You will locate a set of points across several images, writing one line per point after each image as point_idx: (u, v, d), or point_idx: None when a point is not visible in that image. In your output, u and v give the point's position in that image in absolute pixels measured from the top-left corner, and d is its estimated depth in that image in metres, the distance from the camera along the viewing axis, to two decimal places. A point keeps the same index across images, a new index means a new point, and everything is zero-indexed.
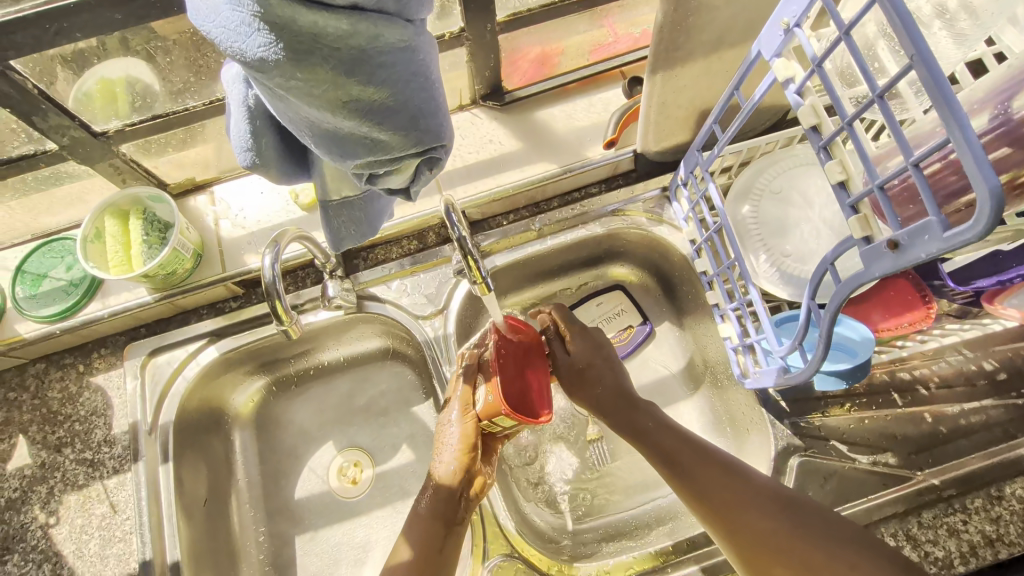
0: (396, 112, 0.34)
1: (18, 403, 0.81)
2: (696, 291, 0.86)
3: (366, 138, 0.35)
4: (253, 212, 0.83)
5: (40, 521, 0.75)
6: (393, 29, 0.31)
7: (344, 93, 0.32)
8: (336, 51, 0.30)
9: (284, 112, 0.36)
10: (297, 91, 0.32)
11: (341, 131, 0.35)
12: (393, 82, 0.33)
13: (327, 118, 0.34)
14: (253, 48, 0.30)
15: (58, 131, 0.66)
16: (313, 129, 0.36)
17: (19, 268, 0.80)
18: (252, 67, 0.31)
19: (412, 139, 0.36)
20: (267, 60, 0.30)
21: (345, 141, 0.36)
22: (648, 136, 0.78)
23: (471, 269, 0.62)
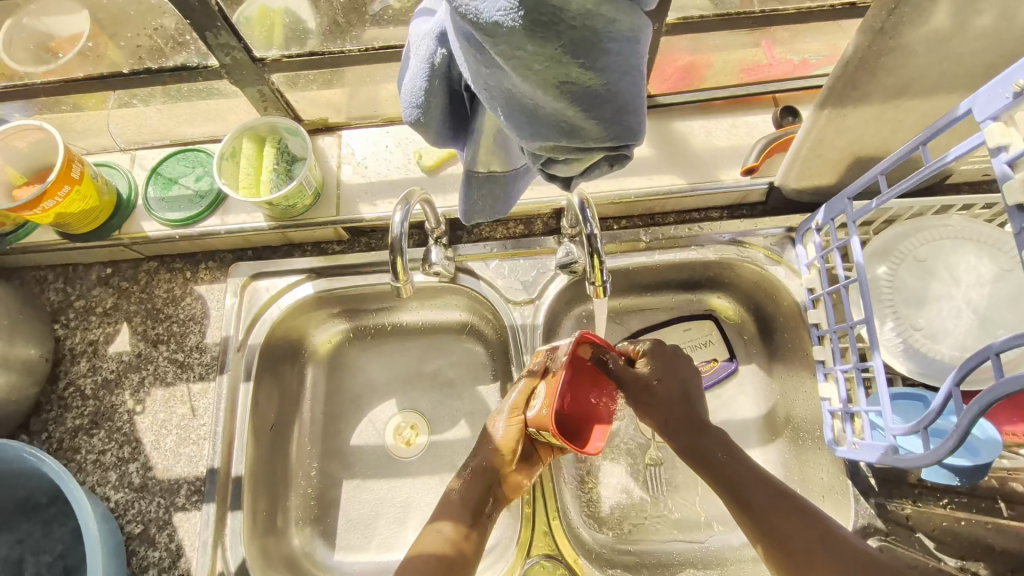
0: (606, 103, 0.32)
1: (128, 294, 0.87)
2: (799, 341, 0.81)
3: (564, 122, 0.34)
4: (375, 164, 0.84)
5: (127, 405, 0.80)
6: (629, 18, 0.30)
7: (564, 73, 0.31)
8: (573, 29, 0.29)
9: (483, 82, 0.35)
10: (516, 62, 0.31)
11: (541, 111, 0.34)
12: (612, 72, 0.31)
13: (534, 95, 0.33)
14: (492, 10, 0.29)
15: (223, 50, 0.69)
16: (509, 104, 0.35)
17: (155, 170, 0.85)
18: (481, 29, 0.30)
19: (611, 133, 0.34)
20: (502, 25, 0.29)
21: (540, 121, 0.35)
22: (793, 171, 0.74)
23: (593, 269, 0.59)
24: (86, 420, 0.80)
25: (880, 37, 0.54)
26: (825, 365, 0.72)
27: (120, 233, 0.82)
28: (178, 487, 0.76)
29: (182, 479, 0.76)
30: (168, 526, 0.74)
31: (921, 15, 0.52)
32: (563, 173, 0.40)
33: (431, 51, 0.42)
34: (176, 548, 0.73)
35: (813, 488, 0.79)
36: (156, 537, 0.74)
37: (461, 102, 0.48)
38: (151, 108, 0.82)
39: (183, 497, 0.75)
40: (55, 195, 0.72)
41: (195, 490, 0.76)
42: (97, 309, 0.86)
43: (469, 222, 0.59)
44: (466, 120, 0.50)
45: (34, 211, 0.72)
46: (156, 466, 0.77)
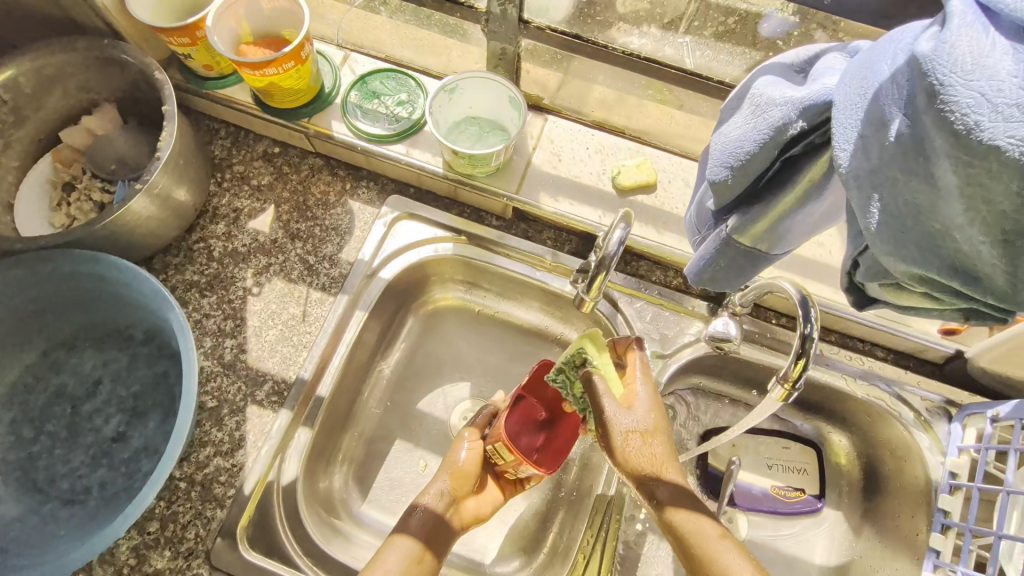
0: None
1: (286, 180, 0.87)
2: (908, 518, 0.76)
3: (960, 262, 0.35)
4: (570, 159, 0.82)
5: (246, 283, 0.80)
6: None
7: (1018, 220, 0.31)
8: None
9: (892, 181, 0.35)
10: (976, 189, 0.31)
11: (942, 239, 0.34)
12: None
13: (956, 224, 0.33)
14: (1001, 135, 0.29)
15: (500, 0, 0.67)
16: (907, 219, 0.35)
17: (362, 78, 0.85)
18: (967, 146, 0.30)
19: (1008, 292, 0.34)
20: (1002, 152, 0.29)
21: (931, 248, 0.35)
22: (994, 350, 0.69)
23: (791, 369, 0.55)
24: (202, 280, 0.80)
25: None
26: (938, 555, 0.68)
27: (308, 122, 0.82)
28: (263, 381, 0.74)
29: (269, 375, 0.75)
30: (239, 413, 0.73)
31: None
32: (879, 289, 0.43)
33: (787, 121, 0.41)
34: (238, 437, 0.72)
35: None
36: (225, 419, 0.73)
37: (764, 179, 0.47)
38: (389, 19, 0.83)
39: (262, 393, 0.74)
40: (279, 67, 0.73)
41: (276, 391, 0.74)
42: (252, 181, 0.86)
43: (692, 283, 0.61)
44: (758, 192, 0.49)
45: (254, 73, 0.73)
46: (251, 352, 0.76)
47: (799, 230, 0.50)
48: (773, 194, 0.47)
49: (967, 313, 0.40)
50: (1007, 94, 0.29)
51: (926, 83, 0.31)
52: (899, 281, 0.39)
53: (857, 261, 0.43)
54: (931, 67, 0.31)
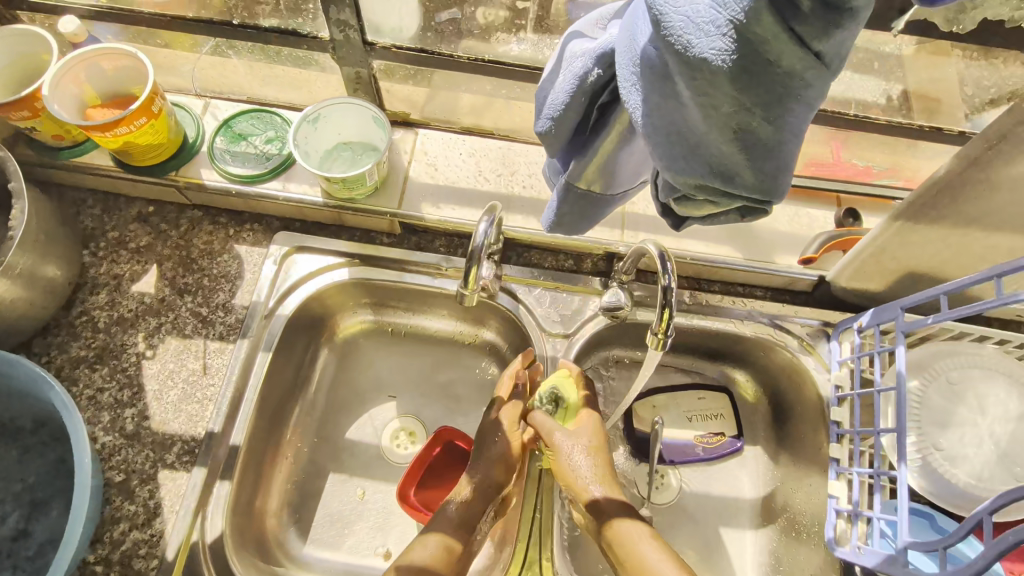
0: (771, 157, 0.35)
1: (165, 236, 0.85)
2: (812, 435, 0.82)
3: (717, 167, 0.37)
4: (445, 167, 0.85)
5: (137, 348, 0.78)
6: (823, 84, 0.32)
7: (743, 121, 0.33)
8: (774, 83, 0.31)
9: (647, 105, 0.36)
10: (702, 100, 0.33)
11: (699, 151, 0.36)
12: (790, 130, 0.34)
13: (701, 135, 0.35)
14: (705, 48, 0.31)
15: (340, 27, 0.70)
16: (666, 138, 0.37)
17: (226, 122, 0.85)
18: (686, 62, 0.32)
19: (760, 188, 0.37)
20: (710, 63, 0.31)
21: (695, 161, 0.37)
22: (846, 269, 0.75)
23: (660, 320, 0.59)
24: (90, 354, 0.77)
25: (973, 166, 0.58)
26: (839, 462, 0.74)
27: (176, 174, 0.81)
28: (171, 443, 0.73)
29: (178, 436, 0.73)
30: (151, 482, 0.71)
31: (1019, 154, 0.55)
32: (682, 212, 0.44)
33: (587, 69, 0.44)
34: (153, 505, 0.70)
35: None
36: (136, 490, 0.70)
37: (586, 127, 0.49)
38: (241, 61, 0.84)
39: (173, 455, 0.72)
40: (130, 124, 0.72)
41: (187, 450, 0.73)
42: (130, 243, 0.84)
43: (547, 230, 0.62)
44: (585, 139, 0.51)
45: (105, 134, 0.71)
46: (153, 418, 0.74)
47: (627, 170, 0.52)
48: (596, 141, 0.49)
49: (743, 215, 0.42)
50: (704, 12, 0.31)
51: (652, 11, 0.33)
52: (683, 198, 0.41)
53: (658, 191, 0.45)
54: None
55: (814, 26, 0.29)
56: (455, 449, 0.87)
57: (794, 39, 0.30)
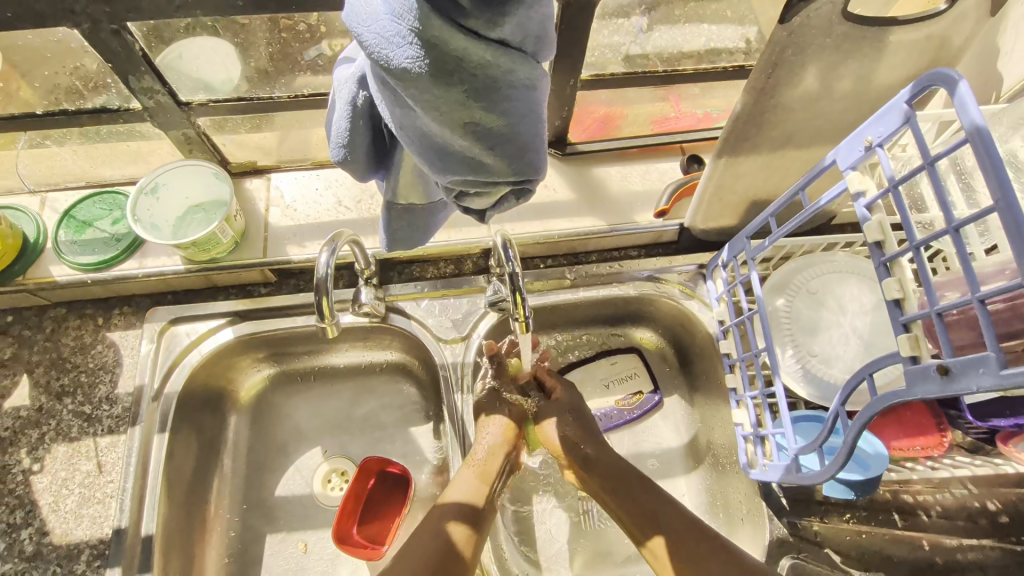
0: (507, 139, 0.37)
1: (29, 343, 0.81)
2: (714, 371, 0.87)
3: (472, 157, 0.39)
4: (305, 206, 0.86)
5: (22, 465, 0.74)
6: (524, 66, 0.34)
7: (467, 115, 0.36)
8: (473, 76, 0.34)
9: (394, 114, 0.39)
10: (424, 104, 0.35)
11: (452, 147, 0.39)
12: (513, 114, 0.36)
13: (444, 134, 0.38)
14: (400, 58, 0.33)
15: (147, 93, 0.70)
16: (419, 140, 0.39)
17: (67, 213, 0.82)
18: (393, 75, 0.34)
19: (514, 167, 0.40)
20: (410, 71, 0.33)
21: (451, 155, 0.40)
22: (698, 213, 0.81)
23: (516, 304, 0.63)
24: None
25: (762, 97, 0.63)
26: (736, 391, 0.78)
27: (23, 278, 0.78)
28: (78, 552, 0.70)
29: (84, 542, 0.71)
30: None
31: (795, 76, 0.61)
32: (477, 204, 0.46)
33: (353, 94, 0.46)
34: None
35: (733, 513, 0.83)
36: None
37: (383, 142, 0.52)
38: (65, 149, 0.80)
39: (83, 563, 0.70)
40: None
41: (97, 555, 0.70)
42: None
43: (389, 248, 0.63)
44: (386, 155, 0.53)
45: None
46: (53, 531, 0.71)
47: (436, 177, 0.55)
48: (395, 153, 0.52)
49: (520, 196, 0.45)
50: (386, 27, 0.32)
51: (354, 35, 0.35)
52: (463, 190, 0.44)
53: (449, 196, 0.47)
54: (352, 24, 0.35)
55: (479, 19, 0.31)
56: (386, 474, 0.87)
57: (468, 34, 0.32)
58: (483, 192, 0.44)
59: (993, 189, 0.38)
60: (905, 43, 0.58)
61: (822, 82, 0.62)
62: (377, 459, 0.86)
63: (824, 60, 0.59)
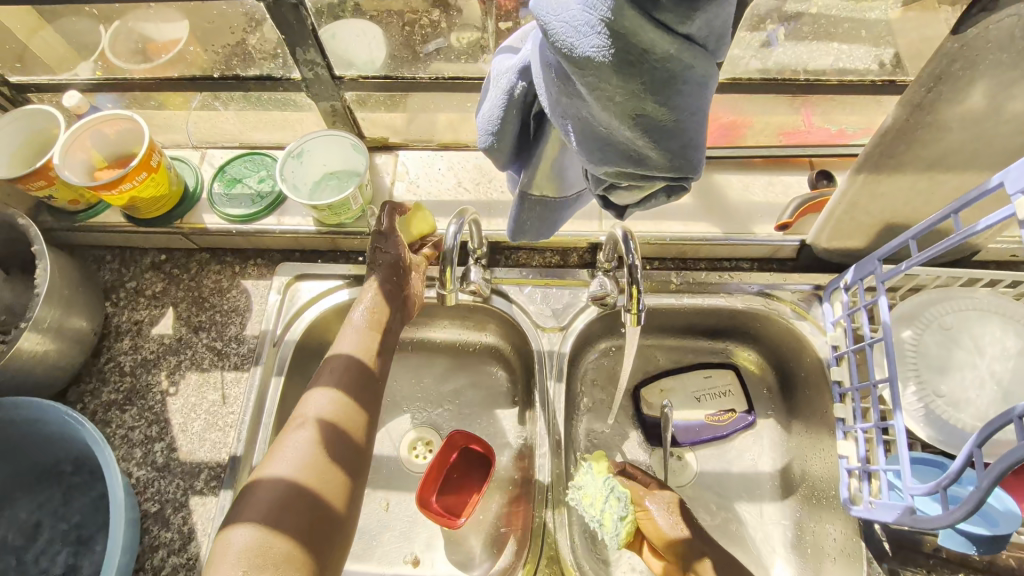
0: (673, 136, 0.37)
1: (177, 281, 0.91)
2: (819, 398, 0.82)
3: (633, 150, 0.40)
4: (426, 183, 0.90)
5: (161, 386, 0.84)
6: (704, 63, 0.35)
7: (639, 106, 0.36)
8: (654, 69, 0.34)
9: (560, 103, 0.40)
10: (599, 93, 0.36)
11: (613, 138, 0.39)
12: (683, 111, 0.36)
13: (609, 124, 0.38)
14: (586, 47, 0.34)
15: (308, 65, 0.77)
16: (581, 129, 0.40)
17: (222, 169, 0.92)
18: (574, 63, 0.35)
19: (674, 165, 0.40)
20: (593, 59, 0.34)
21: (610, 145, 0.40)
22: (824, 230, 0.77)
23: (630, 298, 0.64)
24: (119, 396, 0.83)
25: (918, 112, 0.60)
26: (845, 422, 0.74)
27: (181, 222, 0.88)
28: (199, 471, 0.78)
29: (204, 463, 0.78)
30: (183, 509, 0.76)
31: (960, 93, 0.57)
32: (623, 198, 0.46)
33: (512, 83, 0.48)
34: (188, 531, 0.75)
35: (824, 550, 0.79)
36: (170, 518, 0.76)
37: (528, 133, 0.53)
38: (229, 111, 0.91)
39: (201, 481, 0.77)
40: (132, 180, 0.78)
41: (213, 476, 0.78)
42: (146, 292, 0.90)
43: (511, 237, 0.64)
44: (529, 147, 0.55)
45: (111, 192, 0.78)
46: (181, 448, 0.79)
47: (572, 172, 0.56)
48: (539, 146, 0.53)
49: (669, 194, 0.44)
50: (576, 16, 0.34)
51: (539, 24, 0.36)
52: (614, 182, 0.44)
53: (591, 186, 0.48)
54: (538, 14, 0.36)
55: (673, 12, 0.32)
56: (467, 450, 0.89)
57: (658, 26, 0.32)
58: (635, 186, 0.44)
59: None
60: None
61: (993, 102, 0.57)
62: (463, 433, 0.88)
63: (996, 77, 0.55)
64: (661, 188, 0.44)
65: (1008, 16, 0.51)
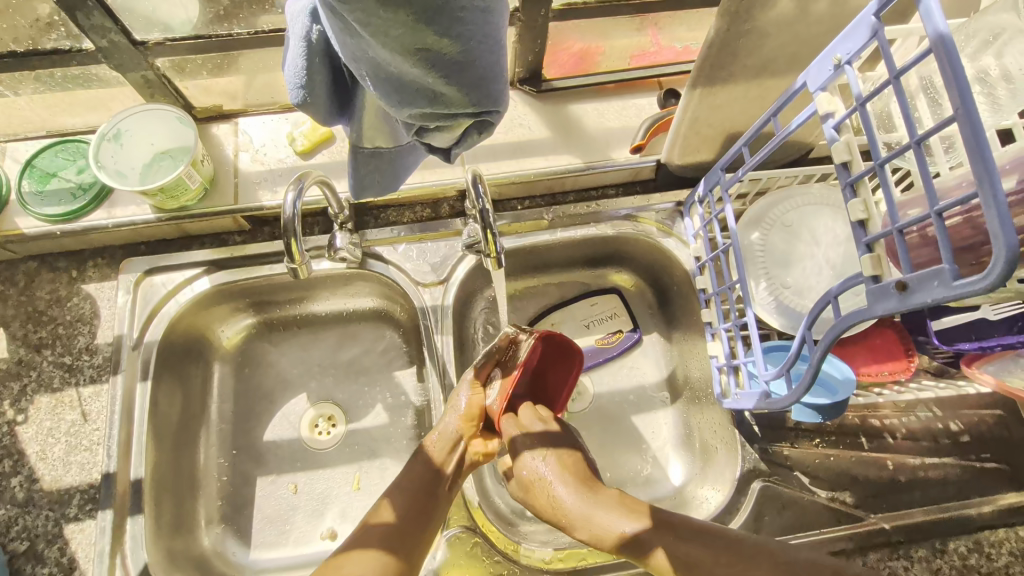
0: (464, 68, 0.36)
1: (3, 297, 0.80)
2: (692, 307, 0.88)
3: (427, 89, 0.38)
4: (275, 150, 0.84)
5: (7, 417, 0.75)
6: None
7: (419, 40, 0.34)
8: None
9: (345, 44, 0.37)
10: (374, 29, 0.34)
11: (406, 77, 0.37)
12: (467, 39, 0.35)
13: (397, 62, 0.36)
14: None
15: (98, 32, 0.67)
16: (373, 71, 0.38)
17: (29, 163, 0.80)
18: None
19: (473, 99, 0.39)
20: None
21: (407, 88, 0.38)
22: (675, 148, 0.80)
23: (488, 241, 0.67)
24: None
25: (735, 21, 0.61)
26: (713, 325, 0.79)
27: None
28: (69, 497, 0.72)
29: (74, 488, 0.73)
30: (59, 539, 0.71)
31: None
32: (439, 139, 0.45)
33: (306, 28, 0.44)
34: (68, 560, 0.70)
35: (708, 443, 0.86)
36: (45, 552, 0.70)
37: (345, 83, 0.49)
38: (21, 98, 0.79)
39: (75, 507, 0.72)
40: None
41: (88, 499, 0.72)
42: None
43: (356, 197, 0.61)
44: (348, 96, 0.51)
45: None
46: (43, 478, 0.73)
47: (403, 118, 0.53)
48: (357, 94, 0.50)
49: (482, 130, 0.44)
50: None
51: None
52: (423, 125, 0.43)
53: (410, 131, 0.47)
54: None
55: None
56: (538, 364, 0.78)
57: None
58: (445, 127, 0.43)
59: (953, 101, 0.37)
60: None
61: (799, 5, 0.60)
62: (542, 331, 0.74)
63: None
64: (472, 124, 0.43)
65: None
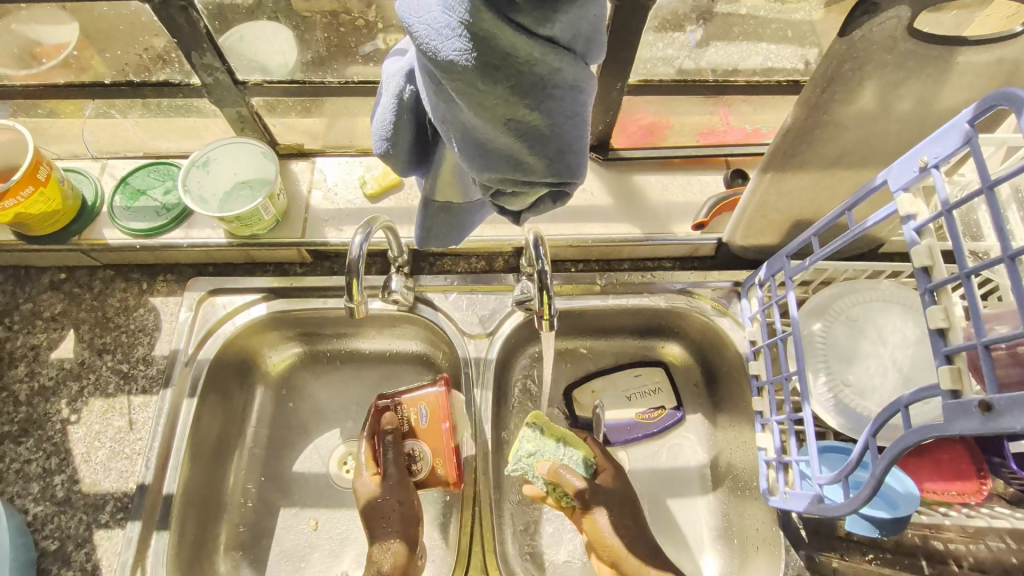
0: (548, 141, 0.37)
1: (78, 300, 0.85)
2: (742, 392, 0.84)
3: (511, 157, 0.39)
4: (346, 190, 0.88)
5: (61, 415, 0.78)
6: (573, 67, 0.35)
7: (510, 111, 0.35)
8: (520, 73, 0.33)
9: (438, 107, 0.39)
10: (469, 98, 0.35)
11: (491, 144, 0.38)
12: (556, 115, 0.36)
13: (485, 129, 0.37)
14: (449, 50, 0.33)
15: (206, 70, 0.72)
16: (460, 135, 0.39)
17: (123, 180, 0.87)
18: (439, 66, 0.34)
19: (553, 170, 0.40)
20: (457, 63, 0.33)
21: (490, 154, 0.39)
22: (738, 228, 0.79)
23: (543, 302, 0.66)
24: (15, 428, 0.78)
25: (814, 112, 0.61)
26: (764, 415, 0.75)
27: (79, 238, 0.83)
28: (104, 503, 0.74)
29: (110, 494, 0.74)
30: (87, 544, 0.72)
31: (852, 93, 0.58)
32: (512, 203, 0.45)
33: (400, 87, 0.46)
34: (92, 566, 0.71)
35: (748, 540, 0.80)
36: (72, 555, 0.71)
37: (427, 138, 0.51)
38: (128, 120, 0.84)
39: (107, 514, 0.73)
40: (16, 195, 0.73)
41: (121, 507, 0.74)
42: (44, 314, 0.84)
43: (420, 246, 0.62)
44: (428, 151, 0.53)
45: None
46: (83, 480, 0.75)
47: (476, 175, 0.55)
48: (437, 150, 0.51)
49: (555, 199, 0.45)
50: (437, 18, 0.32)
51: (403, 24, 0.35)
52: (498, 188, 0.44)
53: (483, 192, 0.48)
54: (404, 16, 0.34)
55: (530, 15, 0.31)
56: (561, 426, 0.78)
57: (516, 29, 0.32)
58: (520, 192, 0.44)
59: None
60: (974, 66, 0.55)
61: (882, 102, 0.59)
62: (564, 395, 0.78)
63: (884, 77, 0.56)
64: (547, 193, 0.44)
65: (889, 18, 0.51)
